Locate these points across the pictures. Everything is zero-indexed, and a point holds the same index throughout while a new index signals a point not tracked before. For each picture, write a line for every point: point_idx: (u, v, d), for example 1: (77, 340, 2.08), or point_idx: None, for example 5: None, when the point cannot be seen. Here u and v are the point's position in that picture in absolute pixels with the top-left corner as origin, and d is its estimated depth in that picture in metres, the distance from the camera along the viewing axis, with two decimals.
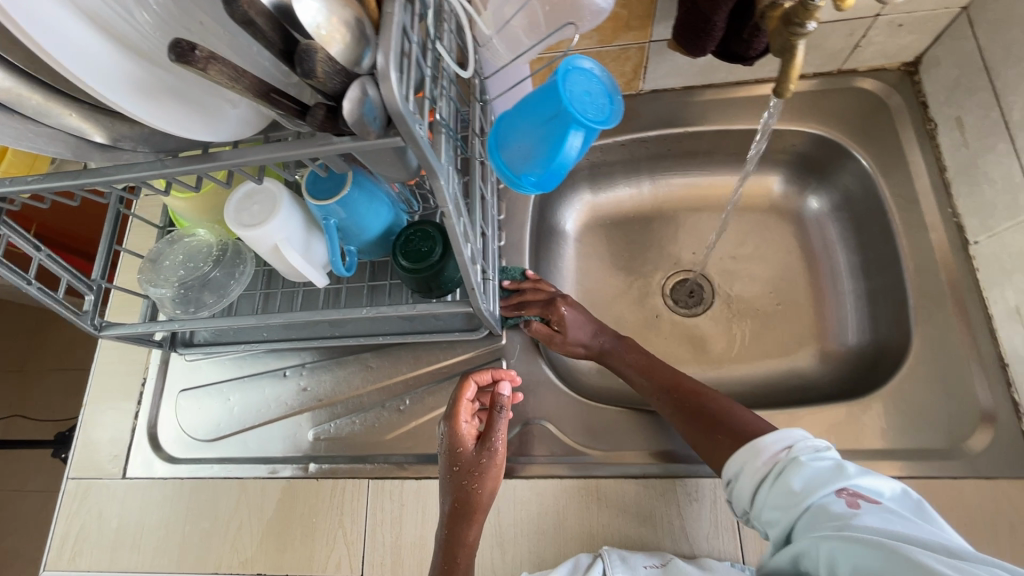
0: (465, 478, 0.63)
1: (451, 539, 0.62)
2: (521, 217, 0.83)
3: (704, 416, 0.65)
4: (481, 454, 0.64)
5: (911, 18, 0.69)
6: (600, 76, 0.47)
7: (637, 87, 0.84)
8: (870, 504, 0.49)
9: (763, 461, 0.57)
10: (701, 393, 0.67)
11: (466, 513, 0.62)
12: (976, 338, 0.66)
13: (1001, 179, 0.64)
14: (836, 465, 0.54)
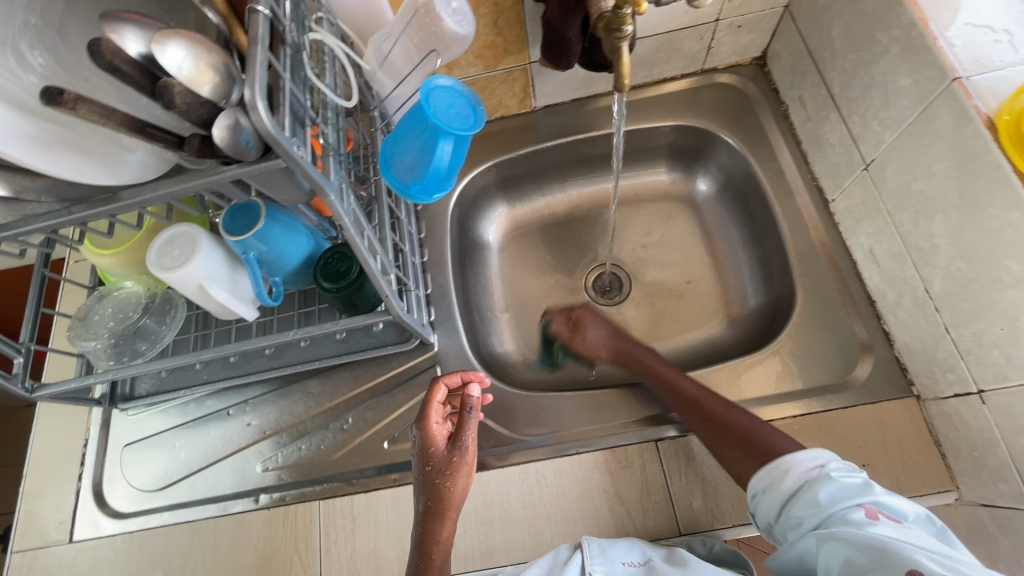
0: (437, 478, 0.61)
1: (426, 540, 0.60)
2: (441, 233, 0.89)
3: (727, 433, 0.62)
4: (454, 454, 0.62)
5: (745, 20, 0.81)
6: (461, 90, 0.54)
7: (530, 105, 0.93)
8: (893, 524, 0.48)
9: (792, 479, 0.54)
10: (722, 409, 0.64)
11: (438, 515, 0.60)
12: (846, 281, 0.75)
13: (836, 143, 0.74)
14: (864, 484, 0.52)
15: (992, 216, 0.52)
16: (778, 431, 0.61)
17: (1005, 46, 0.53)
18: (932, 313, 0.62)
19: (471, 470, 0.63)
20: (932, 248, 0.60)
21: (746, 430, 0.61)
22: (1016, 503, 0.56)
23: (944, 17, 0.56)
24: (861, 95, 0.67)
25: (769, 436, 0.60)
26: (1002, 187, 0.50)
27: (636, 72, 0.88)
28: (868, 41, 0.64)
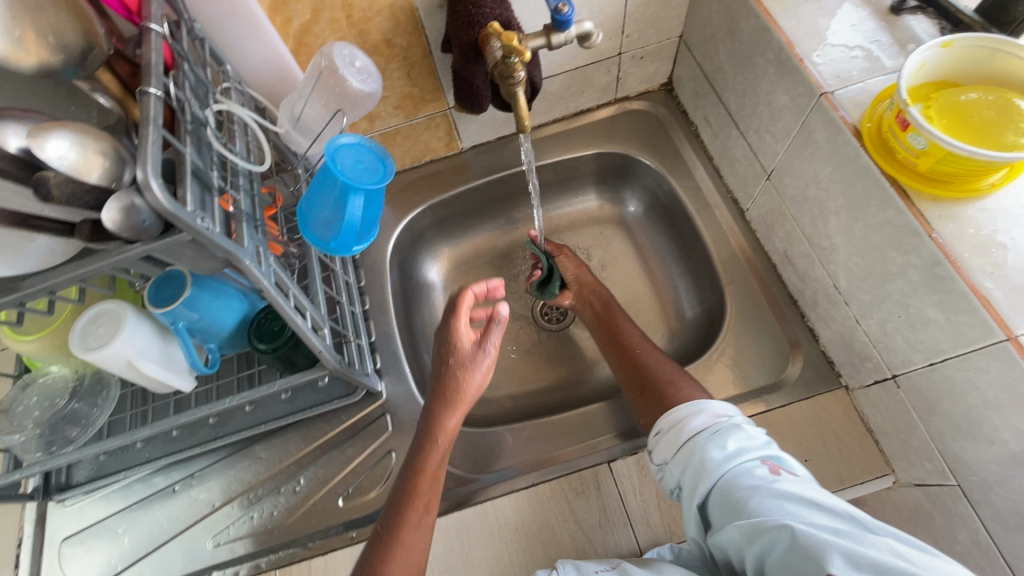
0: (455, 376, 0.67)
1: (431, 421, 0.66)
2: (381, 279, 0.90)
3: (644, 377, 0.71)
4: (474, 355, 0.67)
5: (646, 51, 0.87)
6: (369, 146, 0.56)
7: (457, 146, 0.96)
8: (788, 474, 0.53)
9: (703, 420, 0.59)
10: (649, 359, 0.72)
11: (449, 401, 0.66)
12: (768, 284, 0.79)
13: (741, 157, 0.79)
14: (764, 439, 0.57)
15: (872, 214, 0.56)
16: (698, 386, 0.68)
17: (861, 61, 0.59)
18: (842, 307, 0.66)
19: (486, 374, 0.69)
20: (832, 246, 0.64)
21: (665, 374, 0.69)
22: (942, 480, 0.59)
23: (807, 39, 0.61)
24: (752, 113, 0.72)
25: (681, 386, 0.67)
26: (875, 188, 0.54)
27: (553, 107, 0.93)
28: (750, 63, 0.69)
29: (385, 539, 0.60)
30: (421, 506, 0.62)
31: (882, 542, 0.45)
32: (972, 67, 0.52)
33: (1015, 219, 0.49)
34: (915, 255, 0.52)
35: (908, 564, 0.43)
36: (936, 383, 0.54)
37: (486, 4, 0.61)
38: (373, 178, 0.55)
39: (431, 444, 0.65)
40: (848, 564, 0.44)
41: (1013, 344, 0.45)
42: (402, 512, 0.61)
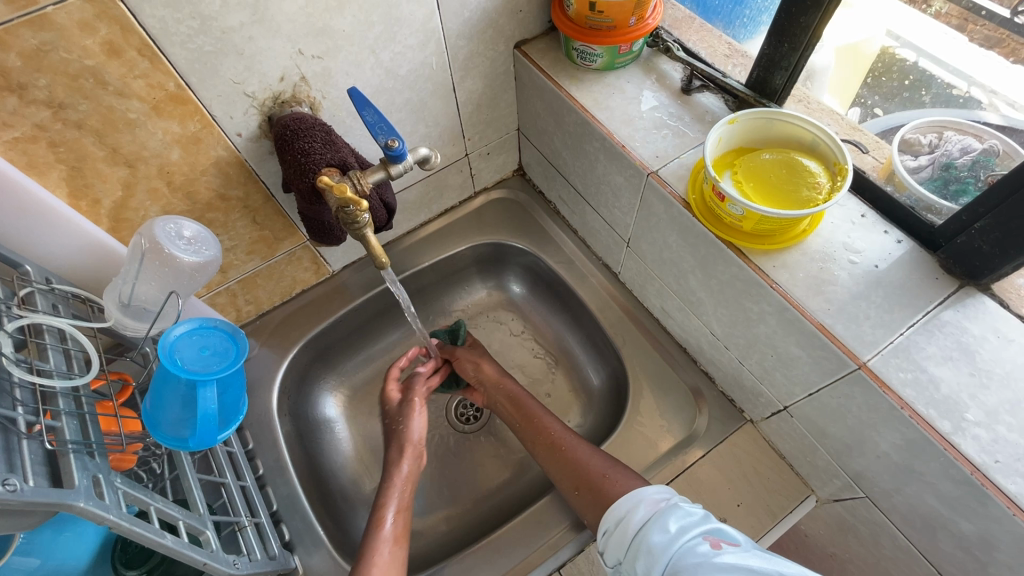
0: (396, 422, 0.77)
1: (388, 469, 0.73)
2: (270, 436, 0.81)
3: (578, 475, 0.67)
4: (408, 403, 0.78)
5: (490, 147, 0.91)
6: (217, 325, 0.53)
7: (328, 271, 0.92)
8: (730, 545, 0.50)
9: (644, 510, 0.57)
10: (579, 454, 0.69)
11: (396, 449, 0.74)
12: (657, 337, 0.83)
13: (600, 229, 0.84)
14: (705, 515, 0.55)
15: (721, 271, 0.61)
16: (631, 475, 0.65)
17: (672, 139, 0.66)
18: (722, 352, 0.70)
19: (424, 412, 0.78)
20: (698, 300, 0.69)
21: (595, 474, 0.66)
22: (852, 493, 0.62)
23: (623, 126, 0.68)
24: (598, 191, 0.78)
25: (614, 479, 0.64)
26: (716, 250, 0.59)
27: (416, 213, 0.93)
28: (582, 150, 0.75)
29: (361, 564, 0.62)
30: (392, 531, 0.66)
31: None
32: (758, 134, 0.60)
33: (833, 256, 0.56)
34: (766, 303, 0.57)
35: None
36: (819, 409, 0.58)
37: (315, 150, 0.60)
38: (222, 364, 0.51)
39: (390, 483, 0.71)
40: None
41: (865, 370, 0.50)
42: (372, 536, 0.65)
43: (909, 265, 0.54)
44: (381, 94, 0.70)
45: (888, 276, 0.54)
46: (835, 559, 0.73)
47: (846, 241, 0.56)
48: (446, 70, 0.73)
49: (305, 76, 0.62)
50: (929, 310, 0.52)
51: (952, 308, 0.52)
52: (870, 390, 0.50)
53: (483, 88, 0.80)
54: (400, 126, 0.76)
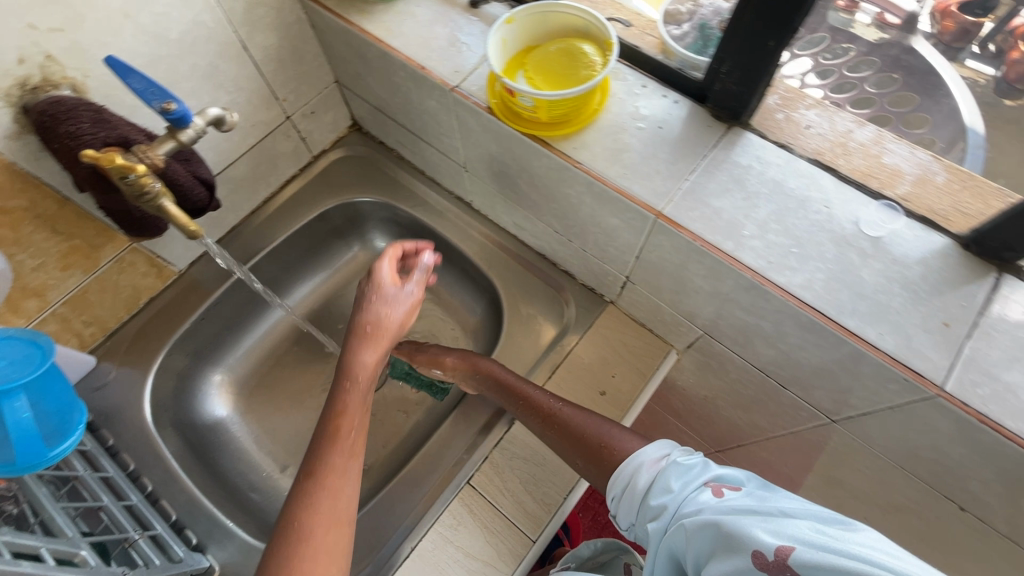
0: (383, 299, 0.57)
1: (354, 359, 0.55)
2: (152, 450, 0.77)
3: (579, 445, 0.60)
4: (404, 284, 0.59)
5: (312, 106, 0.88)
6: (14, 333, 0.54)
7: (173, 271, 0.87)
8: (733, 490, 0.46)
9: (647, 473, 0.51)
10: (575, 421, 0.61)
11: (375, 334, 0.56)
12: (518, 251, 0.87)
13: (439, 162, 0.85)
14: (705, 462, 0.50)
15: (537, 166, 0.64)
16: (632, 433, 0.58)
17: (467, 53, 0.67)
18: (568, 245, 0.76)
19: (417, 299, 0.60)
20: (534, 203, 0.73)
21: (596, 440, 0.58)
22: (695, 335, 0.71)
23: (419, 49, 0.68)
24: (422, 122, 0.78)
25: (615, 442, 0.57)
26: (526, 147, 0.63)
27: (253, 189, 0.89)
28: (394, 85, 0.75)
29: (307, 490, 0.48)
30: (346, 443, 0.51)
31: (864, 536, 0.37)
32: (539, 29, 0.63)
33: (623, 127, 0.61)
34: (577, 184, 0.61)
35: (825, 535, 0.38)
36: (646, 268, 0.65)
37: (84, 131, 0.55)
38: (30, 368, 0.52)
39: (353, 374, 0.54)
40: (771, 539, 0.38)
41: (662, 219, 0.56)
42: (326, 451, 0.50)
43: (686, 120, 0.61)
44: (156, 63, 0.65)
45: (670, 132, 0.60)
46: (706, 399, 0.83)
47: (633, 111, 0.62)
48: (227, 27, 0.69)
49: (51, 54, 0.56)
50: (706, 154, 0.59)
51: (724, 148, 0.59)
52: (670, 234, 0.56)
53: (280, 41, 0.76)
54: (196, 96, 0.72)
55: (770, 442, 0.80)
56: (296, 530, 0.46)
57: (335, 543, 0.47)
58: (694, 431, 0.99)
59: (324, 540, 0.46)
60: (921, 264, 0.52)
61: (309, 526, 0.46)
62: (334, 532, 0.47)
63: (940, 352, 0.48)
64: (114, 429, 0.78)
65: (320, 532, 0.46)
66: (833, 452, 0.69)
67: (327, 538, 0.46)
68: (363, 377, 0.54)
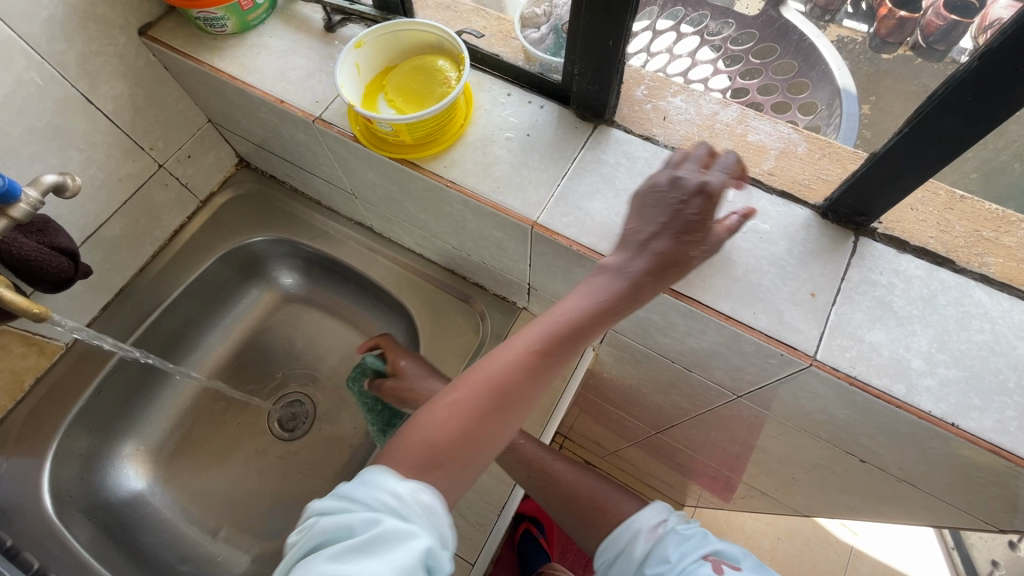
0: (661, 275, 0.47)
1: (604, 299, 0.47)
2: (57, 544, 0.71)
3: (573, 504, 0.66)
4: (716, 232, 0.48)
5: (187, 150, 0.84)
6: None
7: (57, 345, 0.80)
8: (731, 569, 0.53)
9: (644, 540, 0.59)
10: (569, 480, 0.67)
11: (643, 288, 0.47)
12: (427, 270, 0.85)
13: (329, 191, 0.82)
14: (702, 534, 0.58)
15: (414, 187, 0.63)
16: (622, 494, 0.65)
17: (327, 81, 0.64)
18: (469, 259, 0.75)
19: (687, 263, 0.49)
20: (425, 223, 0.71)
21: (602, 504, 0.64)
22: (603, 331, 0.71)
23: (275, 81, 0.65)
24: (300, 154, 0.76)
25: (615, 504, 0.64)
26: (398, 171, 0.61)
27: (136, 245, 0.84)
28: (261, 120, 0.71)
29: (509, 391, 0.46)
30: (552, 371, 0.48)
31: None
32: (393, 50, 0.61)
33: (492, 138, 0.60)
34: (455, 202, 0.60)
35: None
36: (541, 274, 0.65)
37: None
38: None
39: (620, 307, 0.47)
40: None
41: (539, 228, 0.56)
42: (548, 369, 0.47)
43: (552, 124, 0.60)
44: None
45: (539, 139, 0.60)
46: (634, 389, 0.84)
47: (500, 121, 0.61)
48: (60, 82, 0.64)
49: None
50: (576, 156, 0.59)
51: (592, 148, 0.59)
52: (548, 241, 0.56)
53: (130, 89, 0.71)
54: (39, 160, 0.66)
55: (698, 419, 0.82)
56: (492, 400, 0.46)
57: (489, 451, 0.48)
58: (633, 417, 1.01)
59: (492, 438, 0.47)
60: (785, 238, 0.54)
61: (497, 406, 0.46)
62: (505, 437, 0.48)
63: (809, 322, 0.50)
64: (7, 528, 0.71)
65: (496, 421, 0.46)
66: (750, 423, 0.71)
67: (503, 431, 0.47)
68: (621, 316, 0.47)
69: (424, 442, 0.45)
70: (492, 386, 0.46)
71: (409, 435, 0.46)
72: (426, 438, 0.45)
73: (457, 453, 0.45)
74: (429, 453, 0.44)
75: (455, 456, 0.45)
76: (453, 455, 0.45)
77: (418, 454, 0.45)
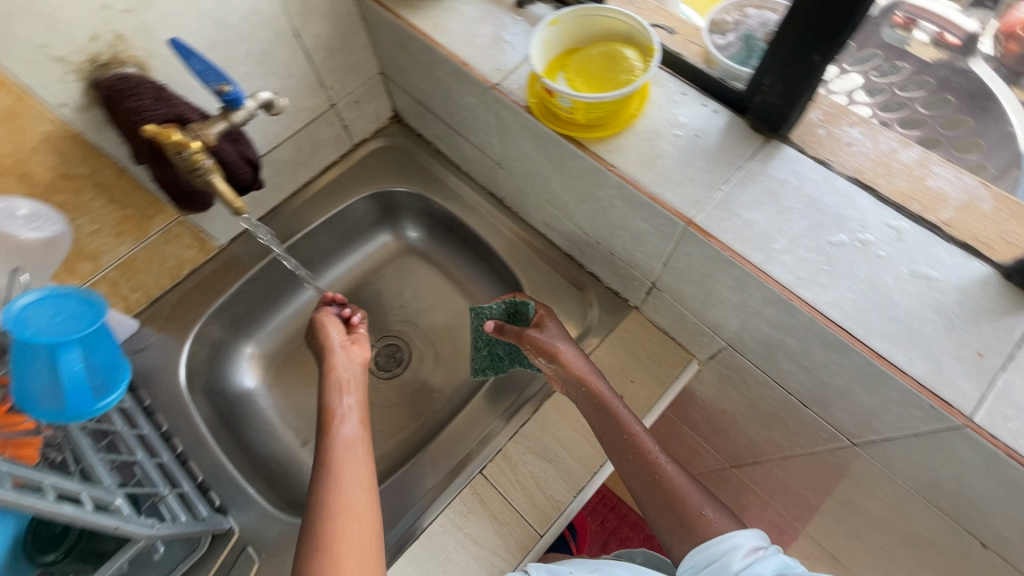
0: (336, 357, 0.76)
1: (324, 397, 0.70)
2: (184, 416, 0.81)
3: (670, 505, 0.63)
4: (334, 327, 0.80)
5: (357, 95, 0.91)
6: (28, 302, 0.49)
7: (214, 246, 0.91)
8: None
9: (746, 556, 0.56)
10: (679, 485, 0.64)
11: (331, 356, 0.76)
12: (546, 250, 0.88)
13: (475, 157, 0.87)
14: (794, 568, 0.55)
15: (570, 166, 0.65)
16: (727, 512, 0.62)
17: (511, 52, 0.68)
18: (597, 248, 0.76)
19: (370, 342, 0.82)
20: (565, 204, 0.74)
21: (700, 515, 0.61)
22: (718, 345, 0.70)
23: (463, 45, 0.69)
24: (461, 118, 0.80)
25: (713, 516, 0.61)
26: (561, 148, 0.64)
27: (295, 173, 0.93)
28: (436, 79, 0.77)
29: (319, 463, 0.63)
30: (355, 428, 0.67)
31: None
32: (583, 33, 0.63)
33: (660, 133, 0.61)
34: (609, 187, 0.62)
35: None
36: (674, 275, 0.66)
37: (146, 107, 0.59)
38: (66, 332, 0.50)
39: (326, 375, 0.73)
40: None
41: (693, 227, 0.56)
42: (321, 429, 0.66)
43: (723, 131, 0.60)
44: (215, 46, 0.68)
45: (707, 142, 0.60)
46: (726, 413, 0.82)
47: (671, 118, 0.62)
48: (282, 15, 0.72)
49: (121, 33, 0.59)
50: (743, 165, 0.59)
51: (761, 161, 0.59)
52: (699, 242, 0.57)
53: (330, 32, 0.79)
54: (248, 80, 0.75)
55: (788, 461, 0.79)
56: (325, 513, 0.58)
57: (364, 522, 0.58)
58: (709, 443, 0.99)
59: (349, 497, 0.59)
60: (958, 291, 0.51)
61: (328, 500, 0.59)
62: (358, 500, 0.59)
63: (971, 382, 0.47)
64: (148, 390, 0.82)
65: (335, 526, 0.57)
66: (850, 476, 0.67)
67: (350, 508, 0.58)
68: (338, 363, 0.75)
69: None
70: (312, 502, 0.59)
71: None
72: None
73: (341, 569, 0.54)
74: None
75: (322, 524, 0.57)
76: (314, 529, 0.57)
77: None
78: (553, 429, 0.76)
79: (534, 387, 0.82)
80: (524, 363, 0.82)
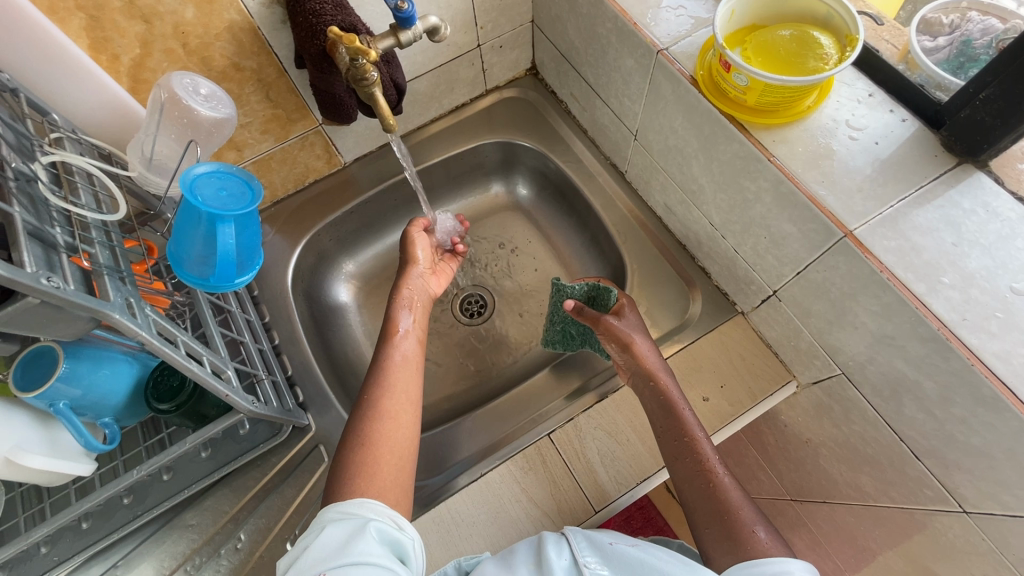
0: (411, 281, 0.80)
1: (391, 314, 0.74)
2: (286, 312, 0.86)
3: (720, 517, 0.59)
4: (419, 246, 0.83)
5: (503, 40, 0.90)
6: (201, 172, 0.56)
7: (339, 162, 0.94)
8: None
9: None
10: (735, 499, 0.60)
11: (408, 279, 0.80)
12: (657, 235, 0.85)
13: (609, 123, 0.84)
14: None
15: (723, 150, 0.62)
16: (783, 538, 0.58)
17: (685, 18, 0.65)
18: (720, 242, 0.73)
19: (445, 280, 0.86)
20: (699, 189, 0.70)
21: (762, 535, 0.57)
22: (831, 372, 0.65)
23: (635, 4, 0.66)
24: (608, 81, 0.78)
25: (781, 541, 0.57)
26: (718, 127, 0.60)
27: (427, 106, 0.94)
28: (595, 34, 0.74)
29: (375, 371, 0.67)
30: (412, 349, 0.71)
31: None
32: (772, 9, 0.59)
33: (833, 132, 0.56)
34: (763, 179, 0.58)
35: None
36: (806, 287, 0.61)
37: (326, 12, 0.61)
38: (225, 206, 0.56)
39: (398, 300, 0.76)
40: None
41: (850, 239, 0.52)
42: (384, 342, 0.70)
43: (909, 143, 0.55)
44: None
45: (886, 151, 0.55)
46: (809, 444, 0.77)
47: (848, 119, 0.57)
48: None
49: None
50: (924, 185, 0.53)
51: (946, 184, 0.53)
52: (853, 258, 0.52)
53: None
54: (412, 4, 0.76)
55: (866, 510, 0.73)
56: (374, 414, 0.62)
57: (407, 431, 0.62)
58: (773, 472, 0.93)
59: (394, 418, 0.62)
60: None
61: (379, 403, 0.63)
62: (405, 412, 0.63)
63: None
64: (260, 281, 0.88)
65: (381, 427, 0.61)
66: (946, 545, 0.61)
67: (398, 414, 0.62)
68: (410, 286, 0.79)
69: (347, 467, 0.58)
70: (362, 403, 0.63)
71: (334, 478, 0.58)
72: (342, 483, 0.57)
73: (380, 465, 0.58)
74: (348, 481, 0.57)
75: (367, 437, 0.60)
76: (354, 439, 0.60)
77: (347, 477, 0.57)
78: (629, 414, 0.75)
79: (598, 379, 0.80)
80: (595, 346, 0.81)
